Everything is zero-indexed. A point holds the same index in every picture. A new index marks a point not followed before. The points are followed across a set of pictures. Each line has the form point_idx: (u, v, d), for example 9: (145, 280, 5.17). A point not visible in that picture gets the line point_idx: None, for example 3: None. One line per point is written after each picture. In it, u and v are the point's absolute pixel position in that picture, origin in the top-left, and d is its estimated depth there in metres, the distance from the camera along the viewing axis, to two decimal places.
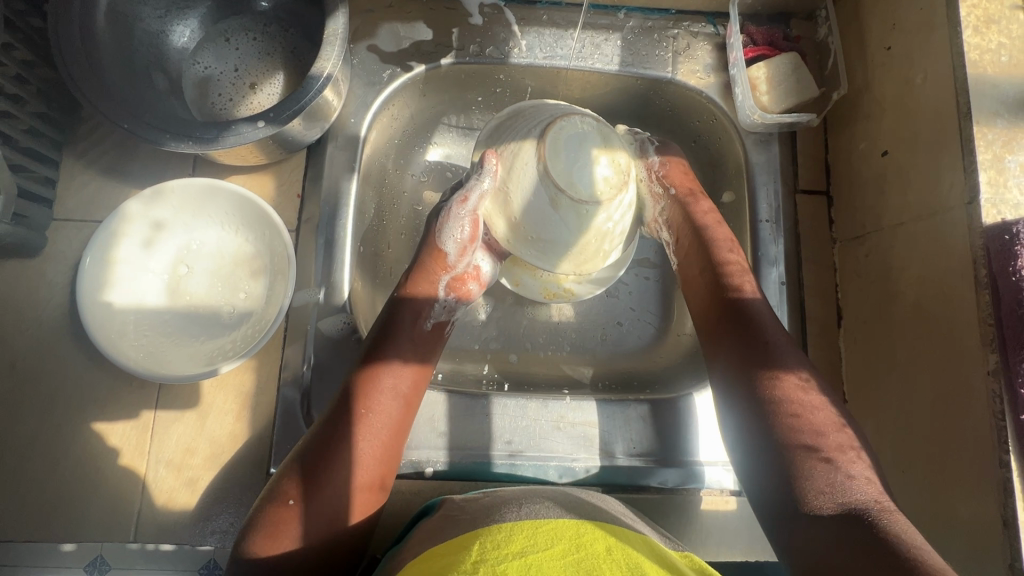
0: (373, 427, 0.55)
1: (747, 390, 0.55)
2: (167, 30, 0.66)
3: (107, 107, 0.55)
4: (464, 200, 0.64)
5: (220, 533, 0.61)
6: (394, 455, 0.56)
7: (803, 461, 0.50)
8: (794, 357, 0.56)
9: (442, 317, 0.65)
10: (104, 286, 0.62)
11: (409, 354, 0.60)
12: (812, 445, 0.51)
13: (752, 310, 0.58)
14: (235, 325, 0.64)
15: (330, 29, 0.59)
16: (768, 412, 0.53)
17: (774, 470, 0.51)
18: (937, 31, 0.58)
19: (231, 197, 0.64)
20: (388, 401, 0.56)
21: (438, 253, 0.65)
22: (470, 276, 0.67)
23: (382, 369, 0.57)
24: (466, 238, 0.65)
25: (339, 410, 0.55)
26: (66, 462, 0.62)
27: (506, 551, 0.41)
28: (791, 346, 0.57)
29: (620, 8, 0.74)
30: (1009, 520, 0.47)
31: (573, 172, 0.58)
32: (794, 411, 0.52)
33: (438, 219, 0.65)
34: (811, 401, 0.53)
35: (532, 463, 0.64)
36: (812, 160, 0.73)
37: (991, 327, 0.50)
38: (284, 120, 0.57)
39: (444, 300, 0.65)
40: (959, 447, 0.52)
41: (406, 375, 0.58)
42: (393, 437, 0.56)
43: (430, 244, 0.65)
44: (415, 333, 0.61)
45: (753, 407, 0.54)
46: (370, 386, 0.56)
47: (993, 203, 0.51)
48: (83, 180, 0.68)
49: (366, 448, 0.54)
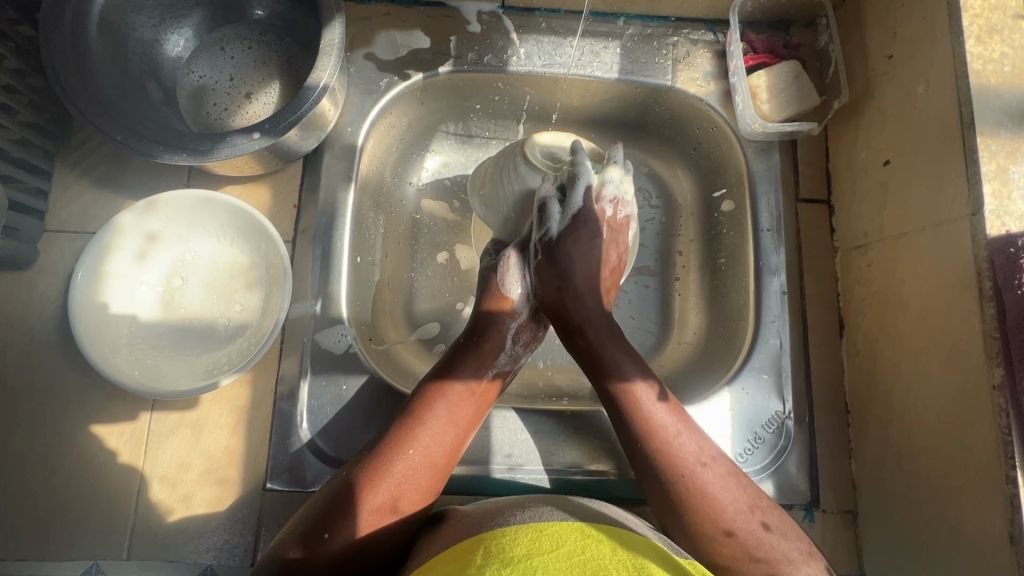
0: (412, 472, 0.53)
1: (616, 419, 0.58)
2: (161, 38, 0.66)
3: (99, 119, 0.54)
4: (520, 250, 0.63)
5: (215, 549, 0.60)
6: (427, 496, 0.54)
7: (669, 474, 0.54)
8: (641, 370, 0.59)
9: (506, 366, 0.62)
10: (97, 299, 0.61)
11: (464, 392, 0.58)
12: (673, 464, 0.54)
13: (591, 335, 0.60)
14: (231, 337, 0.63)
15: (326, 39, 0.58)
16: (635, 438, 0.56)
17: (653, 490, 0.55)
18: (940, 39, 0.57)
19: (226, 208, 0.64)
20: (431, 438, 0.55)
21: (503, 297, 0.63)
22: (536, 320, 0.65)
23: (431, 411, 0.56)
24: (530, 285, 0.64)
25: (384, 447, 0.54)
26: (58, 478, 0.61)
27: (514, 553, 0.40)
28: (635, 359, 0.60)
29: (620, 15, 0.74)
30: (1016, 535, 0.47)
31: (544, 158, 0.64)
32: (646, 428, 0.56)
33: (497, 269, 0.63)
34: (670, 420, 0.56)
35: (533, 477, 0.63)
36: (813, 169, 0.72)
37: (996, 341, 0.49)
38: (280, 131, 0.56)
39: (510, 347, 0.63)
40: (966, 461, 0.51)
41: (458, 406, 0.58)
42: (433, 478, 0.55)
43: (493, 289, 0.63)
44: (476, 383, 0.59)
45: (625, 434, 0.57)
46: (414, 425, 0.55)
47: (997, 215, 0.51)
48: (76, 190, 0.67)
49: (398, 486, 0.52)
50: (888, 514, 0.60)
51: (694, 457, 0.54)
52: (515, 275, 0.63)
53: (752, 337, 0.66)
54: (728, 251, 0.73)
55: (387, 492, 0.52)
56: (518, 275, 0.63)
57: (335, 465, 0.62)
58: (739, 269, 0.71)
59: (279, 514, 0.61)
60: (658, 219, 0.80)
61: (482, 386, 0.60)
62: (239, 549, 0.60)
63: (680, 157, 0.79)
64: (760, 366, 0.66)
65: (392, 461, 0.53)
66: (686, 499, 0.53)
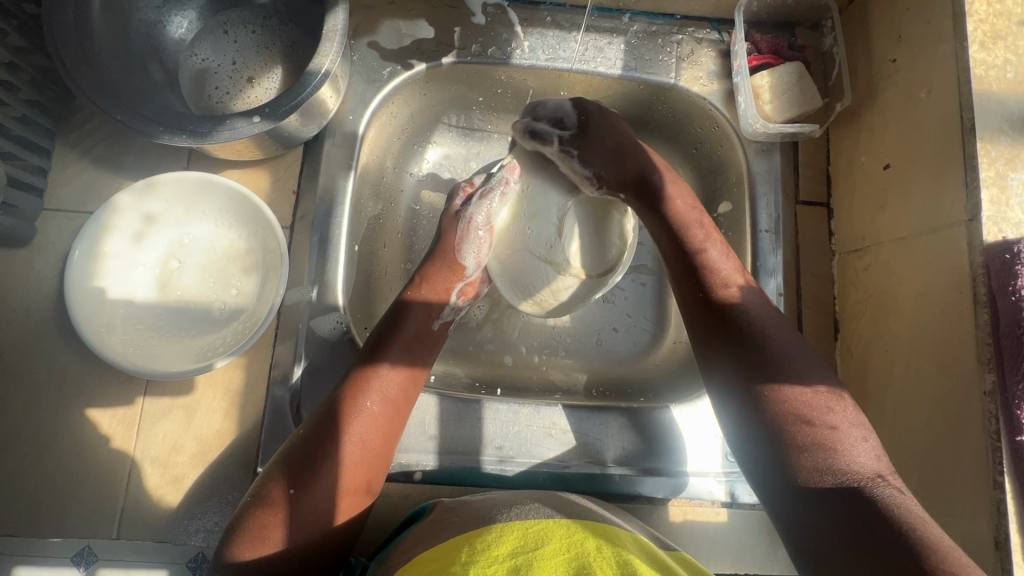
0: (374, 420, 0.54)
1: (738, 391, 0.53)
2: (164, 20, 0.66)
3: (101, 97, 0.54)
4: (474, 216, 0.67)
5: (204, 532, 0.60)
6: (385, 446, 0.55)
7: (798, 441, 0.49)
8: (795, 347, 0.53)
9: (448, 316, 0.66)
10: (92, 278, 0.61)
11: (414, 335, 0.61)
12: (801, 407, 0.50)
13: (756, 319, 0.55)
14: (226, 321, 0.64)
15: (329, 25, 0.58)
16: (768, 427, 0.50)
17: (775, 457, 0.50)
18: (944, 44, 0.57)
19: (224, 192, 0.64)
20: (390, 376, 0.57)
21: (457, 263, 0.66)
22: (479, 280, 0.69)
23: (380, 364, 0.57)
24: (483, 257, 0.68)
25: (339, 402, 0.54)
26: (49, 457, 0.61)
27: (498, 551, 0.41)
28: (789, 334, 0.54)
29: (625, 12, 0.74)
30: (1002, 542, 0.47)
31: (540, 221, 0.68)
32: (789, 403, 0.50)
33: (456, 235, 0.67)
34: (795, 353, 0.53)
35: (524, 469, 0.63)
36: (813, 171, 0.72)
37: (988, 347, 0.49)
38: (280, 115, 0.56)
39: (454, 299, 0.66)
40: (952, 467, 0.52)
41: (409, 351, 0.59)
42: (392, 430, 0.56)
43: (449, 253, 0.66)
44: (423, 328, 0.62)
45: (763, 420, 0.51)
46: (367, 375, 0.56)
47: (994, 221, 0.51)
48: (77, 170, 0.67)
49: (360, 440, 0.53)
50: None
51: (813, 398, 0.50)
52: (472, 242, 0.67)
53: None
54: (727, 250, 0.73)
55: (352, 450, 0.53)
56: (474, 247, 0.67)
57: None
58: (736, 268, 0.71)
59: None
60: None
61: (429, 334, 0.62)
62: None
63: (680, 156, 0.79)
64: None
65: (351, 412, 0.54)
66: (811, 468, 0.48)
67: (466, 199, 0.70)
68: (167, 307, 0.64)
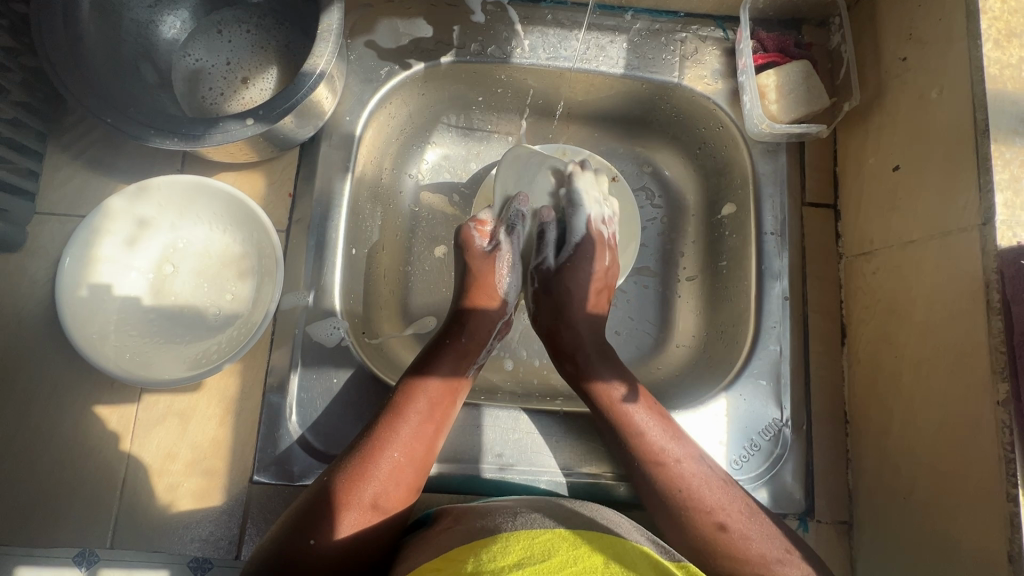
0: (402, 464, 0.54)
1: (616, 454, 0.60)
2: (156, 20, 0.64)
3: (91, 101, 0.53)
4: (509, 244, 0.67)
5: (200, 541, 0.59)
6: (410, 492, 0.55)
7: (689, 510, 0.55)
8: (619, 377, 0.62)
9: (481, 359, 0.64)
10: (85, 285, 0.60)
11: (440, 386, 0.59)
12: (665, 463, 0.57)
13: (606, 377, 0.62)
14: (221, 327, 0.62)
15: (324, 24, 0.56)
16: (658, 492, 0.57)
17: (675, 524, 0.55)
18: (957, 43, 0.55)
19: (217, 195, 0.62)
20: (420, 420, 0.56)
21: (493, 299, 0.65)
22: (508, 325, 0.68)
23: (407, 410, 0.56)
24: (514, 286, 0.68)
25: (365, 446, 0.54)
26: (41, 465, 0.60)
27: (504, 562, 0.40)
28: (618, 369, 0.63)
29: (627, 9, 0.72)
30: (1015, 556, 0.45)
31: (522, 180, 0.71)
32: (658, 464, 0.57)
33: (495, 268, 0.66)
34: (647, 416, 0.59)
35: (524, 477, 0.62)
36: (820, 172, 0.71)
37: (1002, 356, 0.48)
38: (274, 117, 0.55)
39: (490, 342, 0.65)
40: (965, 479, 0.50)
41: (441, 398, 0.58)
42: (414, 477, 0.55)
43: (487, 290, 0.65)
44: (459, 373, 0.61)
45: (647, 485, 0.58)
46: (397, 418, 0.56)
47: (1008, 225, 0.49)
48: (69, 172, 0.66)
49: (383, 484, 0.53)
50: (884, 524, 0.58)
51: (676, 456, 0.57)
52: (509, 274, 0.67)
53: (751, 342, 0.65)
54: (732, 253, 0.72)
55: (372, 491, 0.52)
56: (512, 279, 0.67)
57: (320, 459, 0.61)
58: (740, 272, 0.69)
59: (267, 508, 0.59)
60: (660, 219, 0.79)
61: (461, 381, 0.61)
62: (223, 542, 0.59)
63: (684, 156, 0.78)
64: (758, 371, 0.64)
65: (378, 455, 0.54)
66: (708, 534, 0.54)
67: (488, 240, 0.68)
68: (161, 313, 0.63)
